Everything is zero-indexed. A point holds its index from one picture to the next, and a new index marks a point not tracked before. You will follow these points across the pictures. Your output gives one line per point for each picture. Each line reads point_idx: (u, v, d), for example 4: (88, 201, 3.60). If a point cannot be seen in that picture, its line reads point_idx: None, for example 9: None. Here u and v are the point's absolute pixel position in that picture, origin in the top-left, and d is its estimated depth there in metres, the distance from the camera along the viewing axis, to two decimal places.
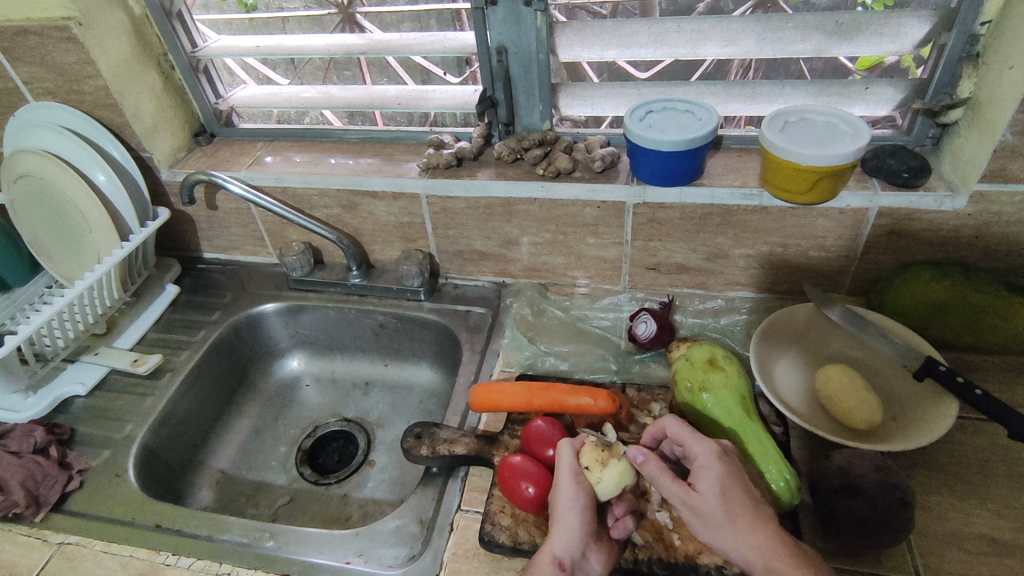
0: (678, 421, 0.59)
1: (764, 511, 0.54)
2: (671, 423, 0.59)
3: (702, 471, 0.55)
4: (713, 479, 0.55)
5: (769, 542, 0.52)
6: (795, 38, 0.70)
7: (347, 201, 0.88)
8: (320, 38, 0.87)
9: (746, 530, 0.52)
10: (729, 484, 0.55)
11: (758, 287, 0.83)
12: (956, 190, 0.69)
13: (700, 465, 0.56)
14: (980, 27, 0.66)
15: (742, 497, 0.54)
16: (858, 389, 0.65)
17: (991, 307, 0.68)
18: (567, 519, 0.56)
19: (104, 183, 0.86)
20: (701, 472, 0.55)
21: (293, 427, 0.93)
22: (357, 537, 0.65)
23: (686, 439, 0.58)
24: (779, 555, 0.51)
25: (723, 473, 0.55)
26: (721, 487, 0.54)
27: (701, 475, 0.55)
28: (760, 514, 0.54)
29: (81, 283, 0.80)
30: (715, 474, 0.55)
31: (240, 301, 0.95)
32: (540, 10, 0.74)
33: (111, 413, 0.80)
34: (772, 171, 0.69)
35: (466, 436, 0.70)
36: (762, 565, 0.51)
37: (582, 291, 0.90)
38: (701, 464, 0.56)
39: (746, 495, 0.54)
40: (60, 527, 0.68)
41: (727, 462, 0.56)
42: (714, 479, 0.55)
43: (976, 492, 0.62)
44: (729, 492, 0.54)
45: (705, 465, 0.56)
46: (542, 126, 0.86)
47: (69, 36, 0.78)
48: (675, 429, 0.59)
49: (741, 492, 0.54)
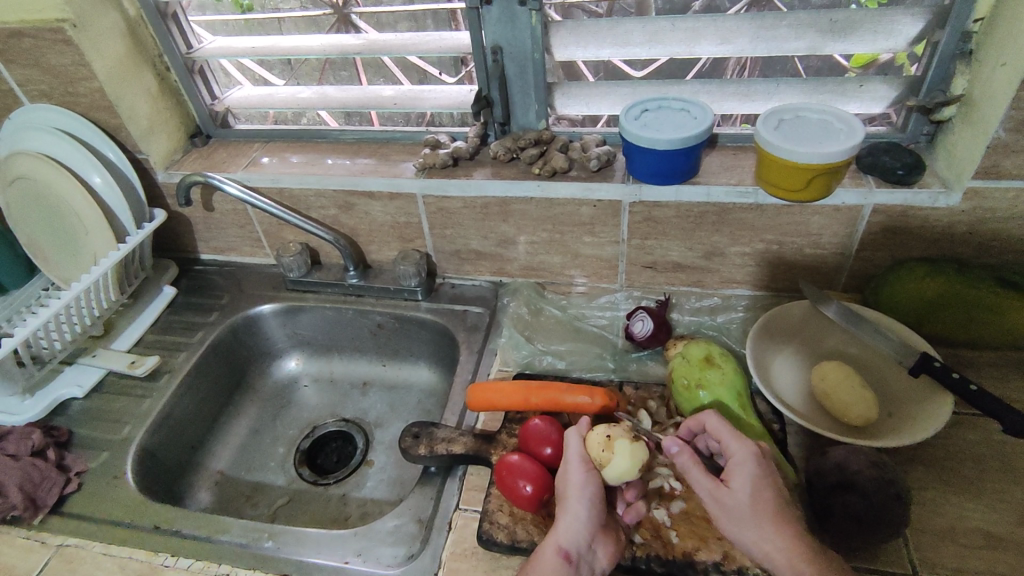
0: (717, 417, 0.59)
1: (790, 512, 0.54)
2: (710, 417, 0.59)
3: (736, 469, 0.55)
4: (746, 478, 0.55)
5: (792, 543, 0.52)
6: (789, 36, 0.70)
7: (344, 201, 0.88)
8: (315, 38, 0.87)
9: (771, 531, 0.52)
10: (762, 485, 0.54)
11: (754, 285, 0.83)
12: (950, 187, 0.70)
13: (734, 462, 0.56)
14: (973, 24, 0.66)
15: (774, 498, 0.54)
16: (854, 385, 0.66)
17: (986, 302, 0.69)
18: (575, 509, 0.57)
19: (100, 185, 0.85)
20: (734, 469, 0.55)
21: (291, 428, 0.93)
22: (356, 536, 0.65)
23: (724, 436, 0.58)
24: (800, 559, 0.51)
25: (758, 474, 0.55)
26: (753, 487, 0.54)
27: (735, 473, 0.55)
28: (784, 515, 0.53)
29: (78, 285, 0.80)
30: (748, 473, 0.55)
31: (237, 302, 0.95)
32: (534, 9, 0.75)
33: (109, 415, 0.80)
34: (767, 169, 0.70)
35: (464, 435, 0.70)
36: (784, 564, 0.51)
37: (579, 289, 0.90)
38: (735, 462, 0.56)
39: (778, 496, 0.54)
40: (58, 529, 0.68)
41: (764, 463, 0.56)
42: (748, 478, 0.55)
43: (971, 486, 0.62)
44: (761, 493, 0.54)
45: (739, 463, 0.56)
46: (538, 126, 0.86)
47: (63, 38, 0.78)
48: (713, 425, 0.59)
49: (773, 493, 0.54)
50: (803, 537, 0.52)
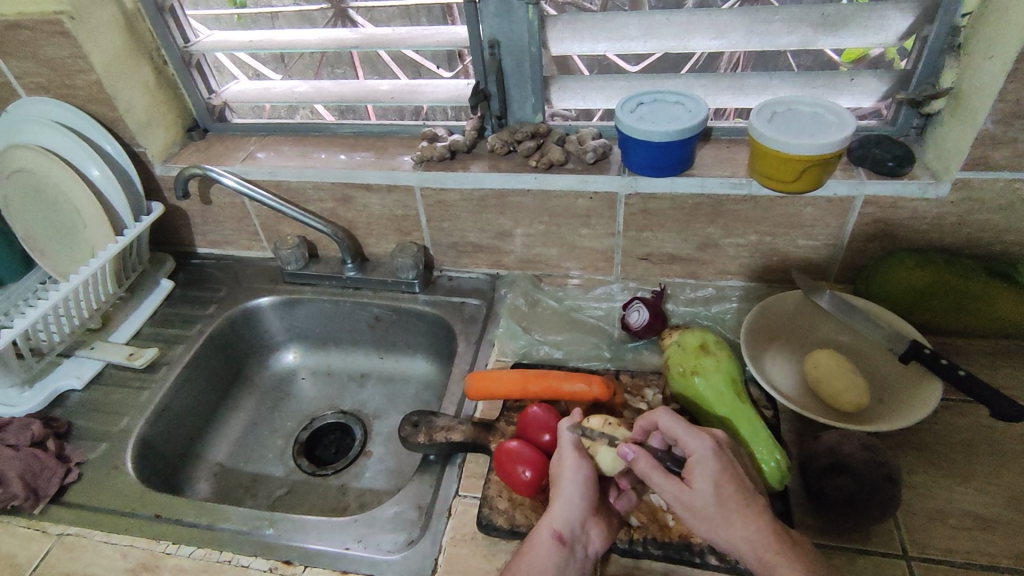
0: (671, 415, 0.59)
1: (758, 501, 0.55)
2: (665, 418, 0.59)
3: (697, 468, 0.55)
4: (708, 476, 0.55)
5: (764, 532, 0.53)
6: (782, 30, 0.71)
7: (341, 194, 0.89)
8: (312, 32, 0.87)
9: (742, 524, 0.53)
10: (723, 481, 0.55)
11: (748, 276, 0.85)
12: (939, 178, 0.71)
13: (695, 461, 0.56)
14: (961, 19, 0.67)
15: (737, 492, 0.54)
16: (846, 372, 0.67)
17: (973, 290, 0.71)
18: (569, 492, 0.58)
19: (98, 178, 0.86)
20: (695, 468, 0.55)
21: (289, 420, 0.94)
22: (356, 523, 0.65)
23: (680, 433, 0.58)
24: (772, 545, 0.53)
25: (719, 470, 0.55)
26: (715, 484, 0.54)
27: (696, 471, 0.55)
28: (755, 504, 0.55)
29: (77, 277, 0.80)
30: (710, 471, 0.55)
31: (235, 295, 0.96)
32: (531, 3, 0.75)
33: (107, 407, 0.80)
34: (760, 161, 0.71)
35: (463, 424, 0.71)
36: (754, 555, 0.53)
37: (576, 282, 0.91)
38: (695, 459, 0.56)
39: (740, 490, 0.55)
40: (58, 518, 0.69)
41: (721, 457, 0.56)
42: (709, 476, 0.55)
43: (960, 470, 0.64)
44: (722, 490, 0.54)
45: (699, 461, 0.55)
46: (534, 119, 0.87)
47: (61, 30, 0.78)
48: (668, 425, 0.58)
49: (735, 487, 0.55)
50: (772, 526, 0.54)
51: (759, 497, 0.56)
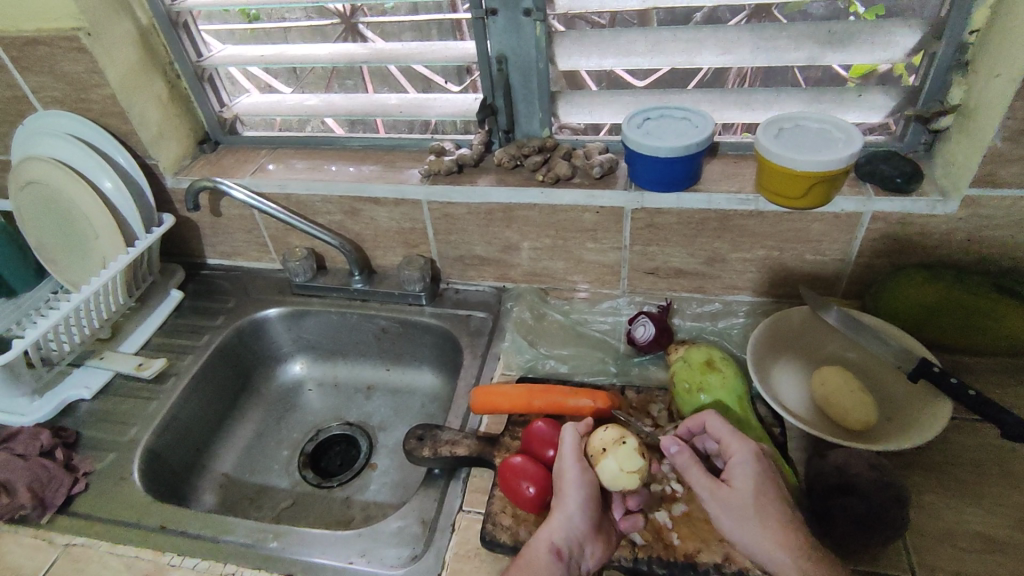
0: (717, 418, 0.61)
1: (793, 510, 0.56)
2: (710, 418, 0.61)
3: (739, 468, 0.56)
4: (749, 476, 0.56)
5: (797, 539, 0.53)
6: (790, 47, 0.72)
7: (350, 207, 0.90)
8: (323, 47, 0.88)
9: (776, 529, 0.53)
10: (763, 484, 0.56)
11: (755, 291, 0.84)
12: (948, 195, 0.71)
13: (737, 463, 0.57)
14: (969, 36, 0.67)
15: (774, 497, 0.55)
16: (854, 390, 0.66)
17: (986, 308, 0.70)
18: (569, 506, 0.58)
19: (110, 189, 0.87)
20: (736, 468, 0.56)
21: (295, 431, 0.94)
22: (360, 537, 0.65)
23: (726, 437, 0.59)
24: (803, 554, 0.52)
25: (759, 473, 0.56)
26: (754, 484, 0.55)
27: (737, 471, 0.56)
28: (788, 511, 0.55)
29: (88, 288, 0.81)
30: (750, 472, 0.56)
31: (244, 307, 0.96)
32: (539, 19, 0.76)
33: (116, 417, 0.81)
34: (767, 176, 0.71)
35: (468, 438, 0.71)
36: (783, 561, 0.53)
37: (582, 295, 0.91)
38: (737, 461, 0.57)
39: (778, 495, 0.56)
40: (65, 529, 0.69)
41: (763, 463, 0.57)
42: (750, 477, 0.56)
43: (970, 491, 0.63)
44: (761, 491, 0.55)
45: (741, 463, 0.57)
46: (541, 133, 0.87)
47: (78, 46, 0.80)
48: (713, 426, 0.60)
49: (775, 493, 0.56)
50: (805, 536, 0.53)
51: (792, 506, 0.56)
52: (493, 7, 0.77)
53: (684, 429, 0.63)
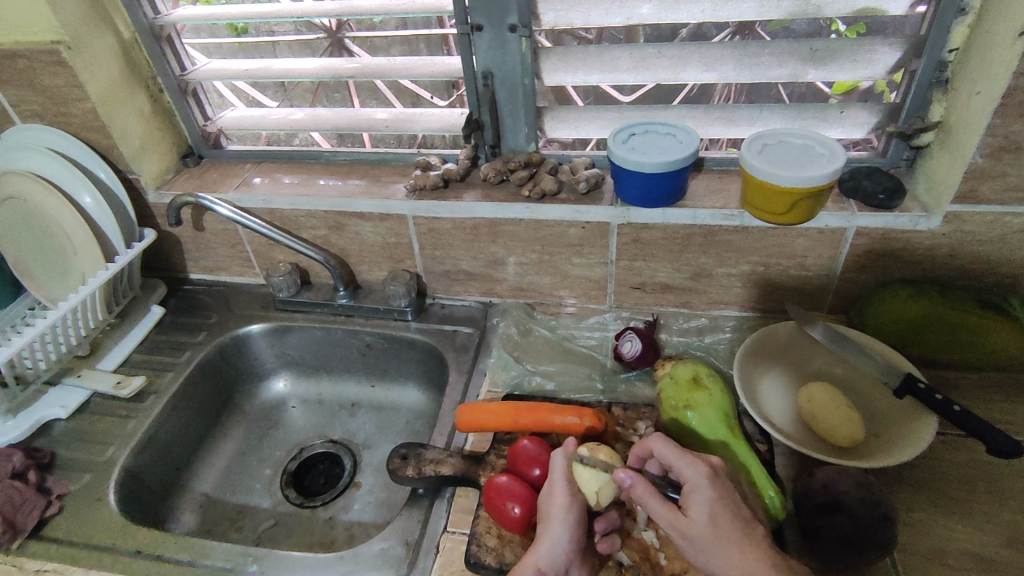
0: (664, 442, 0.58)
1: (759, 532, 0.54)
2: (658, 444, 0.58)
3: (693, 496, 0.55)
4: (704, 503, 0.54)
5: (760, 565, 0.51)
6: (772, 63, 0.72)
7: (334, 222, 0.89)
8: (309, 61, 0.87)
9: (741, 553, 0.52)
10: (720, 510, 0.54)
11: (741, 306, 0.84)
12: (930, 211, 0.71)
13: (691, 489, 0.55)
14: (947, 54, 0.68)
15: (735, 520, 0.54)
16: (841, 407, 0.66)
17: (967, 322, 0.70)
18: (558, 533, 0.56)
19: (91, 205, 0.85)
20: (692, 495, 0.55)
21: (278, 449, 0.92)
22: (341, 560, 0.64)
23: (675, 461, 0.57)
24: None
25: (714, 497, 0.54)
26: (710, 512, 0.54)
27: (692, 498, 0.55)
28: (752, 534, 0.53)
29: (65, 305, 0.79)
30: (706, 498, 0.54)
31: (226, 323, 0.95)
32: (524, 36, 0.76)
33: (92, 437, 0.79)
34: (752, 193, 0.71)
35: (452, 457, 0.70)
36: None
37: (569, 310, 0.90)
38: (691, 486, 0.55)
39: (739, 520, 0.54)
40: (36, 554, 0.67)
41: (718, 485, 0.55)
42: (704, 503, 0.54)
43: (957, 507, 0.63)
44: (719, 517, 0.53)
45: (695, 488, 0.55)
46: (527, 148, 0.87)
47: (57, 60, 0.79)
48: (662, 451, 0.58)
49: (734, 515, 0.54)
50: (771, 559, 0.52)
51: (756, 525, 0.54)
52: (479, 23, 0.77)
53: (636, 455, 0.62)
